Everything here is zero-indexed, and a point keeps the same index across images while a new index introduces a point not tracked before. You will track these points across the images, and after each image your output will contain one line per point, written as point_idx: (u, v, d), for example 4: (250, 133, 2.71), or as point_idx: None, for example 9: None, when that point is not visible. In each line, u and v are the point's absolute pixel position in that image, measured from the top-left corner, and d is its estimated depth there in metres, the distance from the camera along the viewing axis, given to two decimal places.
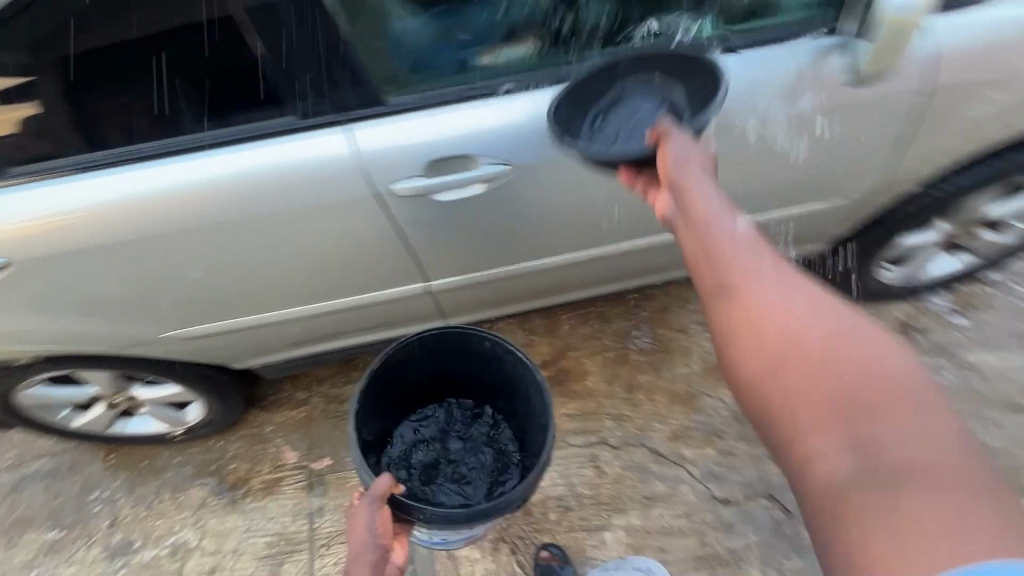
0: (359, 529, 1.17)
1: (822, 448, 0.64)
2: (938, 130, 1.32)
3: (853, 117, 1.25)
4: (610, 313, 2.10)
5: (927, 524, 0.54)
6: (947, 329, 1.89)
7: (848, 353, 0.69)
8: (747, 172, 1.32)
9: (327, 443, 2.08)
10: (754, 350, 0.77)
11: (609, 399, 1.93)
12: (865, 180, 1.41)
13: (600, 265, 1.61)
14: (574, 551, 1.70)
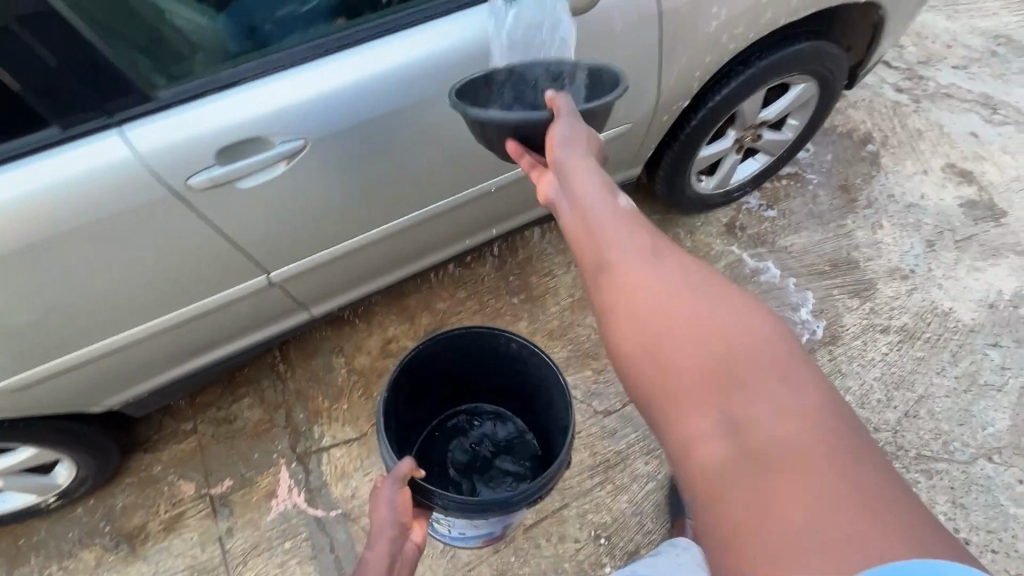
0: (378, 507, 1.22)
1: (689, 431, 0.61)
2: (710, 40, 1.44)
3: (619, 43, 1.33)
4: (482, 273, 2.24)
5: (787, 452, 0.53)
6: (758, 223, 2.23)
7: (730, 342, 0.65)
8: None
9: (224, 465, 2.00)
10: (650, 348, 0.69)
11: None
12: (653, 102, 1.53)
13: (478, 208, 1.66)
14: None
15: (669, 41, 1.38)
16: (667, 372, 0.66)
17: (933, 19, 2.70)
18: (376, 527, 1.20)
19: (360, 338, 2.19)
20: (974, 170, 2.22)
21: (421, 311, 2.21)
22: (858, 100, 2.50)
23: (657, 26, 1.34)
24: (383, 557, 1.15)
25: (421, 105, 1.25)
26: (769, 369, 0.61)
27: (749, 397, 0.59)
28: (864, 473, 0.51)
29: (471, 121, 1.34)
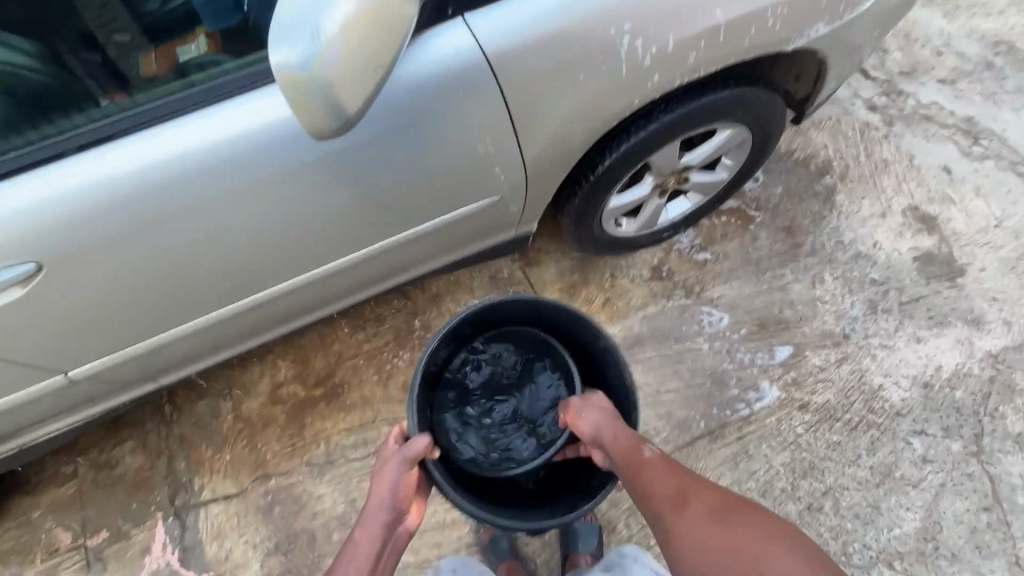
0: (381, 485, 1.14)
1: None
2: (593, 100, 1.17)
3: (451, 118, 1.09)
4: (383, 311, 2.07)
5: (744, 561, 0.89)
6: (687, 267, 1.99)
7: (726, 519, 0.96)
8: (390, 187, 1.19)
9: (103, 513, 1.92)
10: (683, 536, 0.97)
11: (383, 403, 1.95)
12: (524, 176, 1.31)
13: (370, 263, 1.43)
14: None
15: (520, 108, 1.13)
16: (699, 545, 0.94)
17: (926, 17, 2.31)
18: (373, 505, 1.14)
19: (250, 381, 2.04)
20: (938, 215, 1.95)
21: (316, 351, 2.06)
22: (823, 118, 2.17)
23: (496, 95, 1.09)
24: (373, 542, 1.11)
25: (214, 193, 1.09)
26: (746, 530, 0.94)
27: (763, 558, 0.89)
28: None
29: (283, 206, 1.16)
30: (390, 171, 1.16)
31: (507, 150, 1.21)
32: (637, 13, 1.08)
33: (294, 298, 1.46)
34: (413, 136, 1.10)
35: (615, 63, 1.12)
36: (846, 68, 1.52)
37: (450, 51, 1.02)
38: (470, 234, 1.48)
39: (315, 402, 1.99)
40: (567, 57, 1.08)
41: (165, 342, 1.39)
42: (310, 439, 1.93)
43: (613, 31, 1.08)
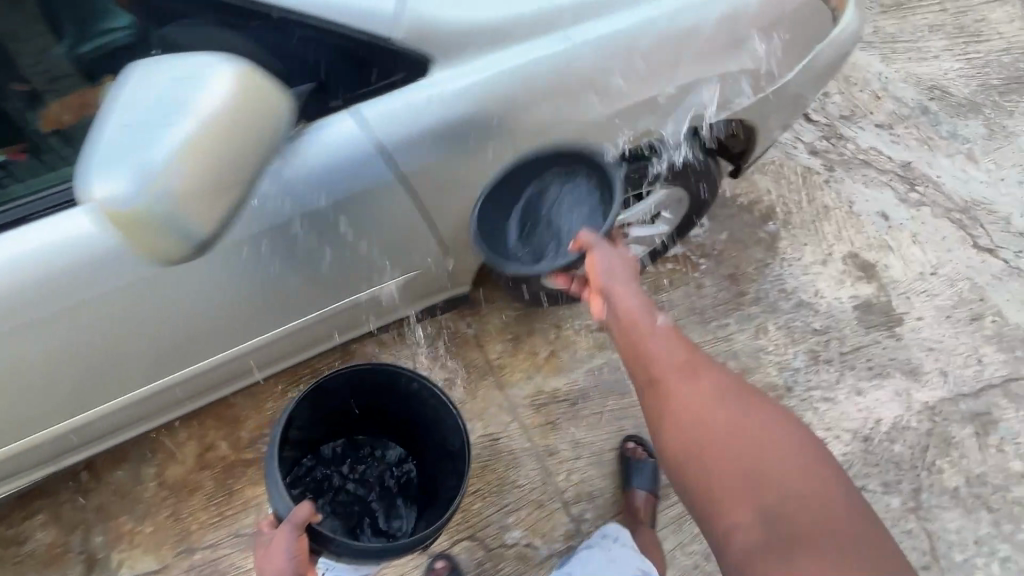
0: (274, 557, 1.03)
1: (729, 518, 0.79)
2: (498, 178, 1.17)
3: (352, 203, 1.08)
4: (321, 366, 1.98)
5: (781, 484, 0.79)
6: None
7: (737, 403, 0.90)
8: (300, 267, 1.16)
9: None
10: (674, 408, 0.92)
11: None
12: (441, 247, 1.29)
13: (298, 334, 1.37)
14: None
15: (426, 189, 1.13)
16: (688, 440, 0.89)
17: (865, 61, 2.35)
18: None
19: (177, 444, 1.92)
20: (876, 262, 1.96)
21: (250, 407, 1.95)
22: (767, 162, 2.18)
23: (397, 180, 1.09)
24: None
25: (101, 286, 1.03)
26: (760, 424, 0.86)
27: (762, 461, 0.81)
28: (877, 539, 0.72)
29: (182, 292, 1.10)
30: (298, 251, 1.12)
31: (419, 226, 1.20)
32: (535, 101, 1.10)
33: (210, 377, 1.38)
34: (316, 221, 1.07)
35: (516, 145, 1.15)
36: (777, 132, 1.50)
37: (346, 142, 1.02)
38: (395, 305, 1.45)
39: (246, 465, 1.88)
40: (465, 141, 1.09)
41: (73, 426, 1.31)
42: (239, 506, 1.82)
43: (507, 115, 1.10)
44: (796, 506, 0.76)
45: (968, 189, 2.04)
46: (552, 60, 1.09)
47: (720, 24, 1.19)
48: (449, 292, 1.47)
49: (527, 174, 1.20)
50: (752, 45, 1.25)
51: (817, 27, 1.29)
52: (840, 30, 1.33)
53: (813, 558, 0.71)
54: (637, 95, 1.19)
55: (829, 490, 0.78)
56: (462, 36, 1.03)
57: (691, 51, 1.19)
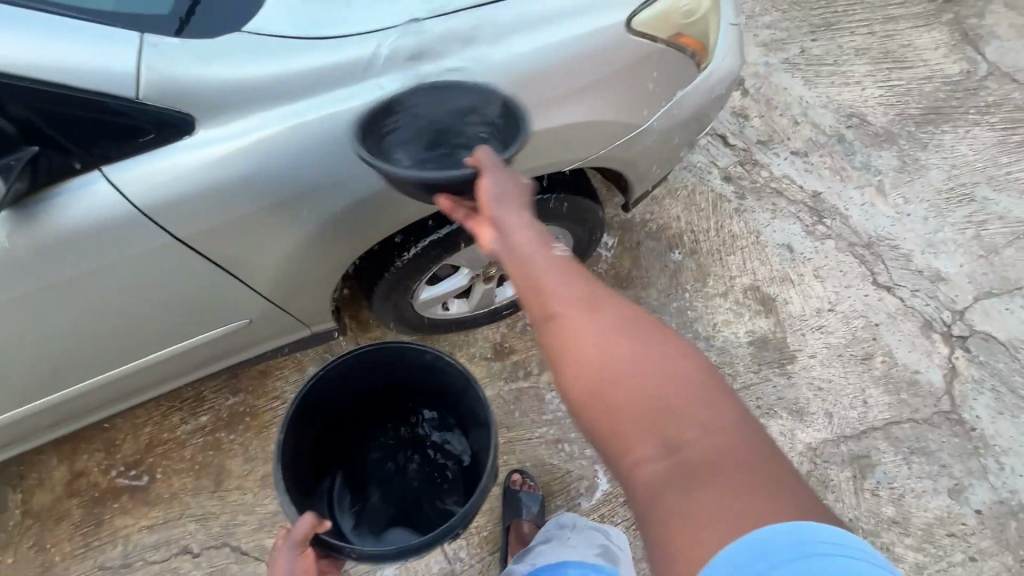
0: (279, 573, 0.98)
1: (630, 456, 0.64)
2: (312, 235, 1.06)
3: (125, 268, 0.96)
4: (204, 389, 1.90)
5: (687, 430, 0.62)
6: (529, 345, 1.90)
7: (647, 332, 0.70)
8: (88, 330, 1.04)
9: None
10: (570, 343, 0.71)
11: (193, 497, 1.77)
12: (269, 303, 1.16)
13: (121, 386, 1.25)
14: None
15: (220, 252, 1.00)
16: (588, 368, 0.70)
17: (787, 84, 2.30)
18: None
19: (44, 469, 1.82)
20: (776, 296, 1.93)
21: (126, 431, 1.86)
22: (680, 186, 2.11)
23: (177, 243, 0.96)
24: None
25: None
26: (652, 351, 0.68)
27: (672, 408, 0.64)
28: (776, 488, 0.58)
29: None
30: (78, 316, 1.01)
31: (229, 285, 1.07)
32: (329, 162, 0.98)
33: (34, 421, 1.28)
34: (86, 287, 0.96)
35: (328, 201, 1.02)
36: (655, 172, 1.41)
37: (102, 206, 0.89)
38: (237, 352, 1.31)
39: (117, 494, 1.79)
40: (256, 200, 0.97)
41: None
42: (106, 537, 1.74)
43: (305, 171, 0.97)
44: (708, 447, 0.61)
45: (873, 223, 2.02)
46: (347, 117, 0.96)
47: (558, 72, 1.05)
48: (300, 330, 1.32)
49: (348, 230, 1.08)
50: (602, 93, 1.11)
51: (683, 68, 1.18)
52: (707, 73, 1.24)
53: (709, 504, 0.58)
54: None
55: (738, 420, 0.63)
56: (230, 94, 0.91)
57: (526, 102, 1.05)
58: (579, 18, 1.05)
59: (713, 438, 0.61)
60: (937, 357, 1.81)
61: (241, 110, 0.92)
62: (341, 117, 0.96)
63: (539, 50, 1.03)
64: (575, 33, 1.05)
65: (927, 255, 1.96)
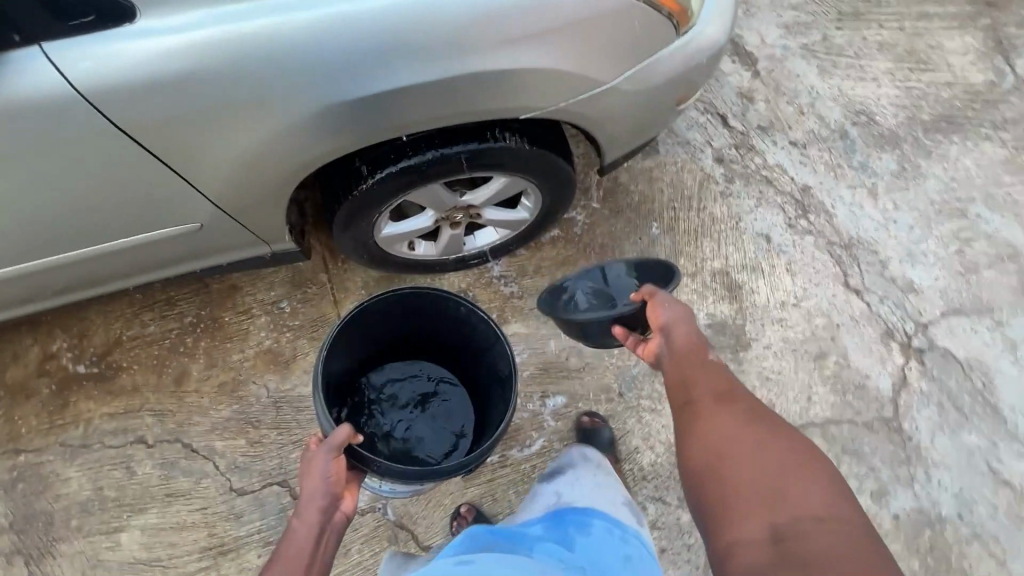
0: (315, 472, 1.06)
1: (739, 523, 0.88)
2: (257, 148, 1.07)
3: (68, 151, 0.98)
4: (175, 295, 1.96)
5: (787, 500, 0.87)
6: (491, 297, 1.92)
7: (762, 433, 0.98)
8: (33, 210, 1.08)
9: None
10: (706, 431, 1.01)
11: (153, 392, 1.86)
12: (216, 210, 1.19)
13: (75, 270, 1.30)
14: (88, 555, 1.70)
15: (159, 146, 1.02)
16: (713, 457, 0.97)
17: (800, 72, 2.22)
18: (307, 495, 1.04)
19: (19, 348, 1.91)
20: (744, 284, 1.93)
21: (97, 323, 1.94)
22: (670, 161, 2.08)
23: (116, 131, 0.98)
24: (313, 524, 1.01)
25: None
26: (778, 444, 0.96)
27: (773, 486, 0.89)
28: (863, 560, 0.78)
29: None
30: (23, 193, 1.04)
31: (173, 185, 1.10)
32: (269, 71, 0.99)
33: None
34: (28, 165, 0.99)
35: (273, 115, 1.04)
36: (625, 136, 1.40)
37: (40, 85, 0.91)
38: (191, 254, 1.36)
39: (83, 380, 1.89)
40: (200, 102, 0.98)
41: None
42: (69, 418, 1.85)
43: (251, 81, 0.99)
44: (805, 514, 0.85)
45: (857, 225, 1.99)
46: (297, 30, 0.98)
47: (512, 12, 1.05)
48: (262, 245, 1.41)
49: (294, 147, 1.10)
50: (560, 44, 1.11)
51: (654, 28, 1.15)
52: (684, 38, 1.21)
53: (805, 565, 0.78)
54: (411, 81, 1.06)
55: (832, 498, 0.88)
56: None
57: (474, 39, 1.05)
58: None
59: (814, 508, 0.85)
60: (891, 366, 1.81)
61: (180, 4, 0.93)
62: (283, 26, 0.97)
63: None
64: None
65: (904, 265, 1.94)
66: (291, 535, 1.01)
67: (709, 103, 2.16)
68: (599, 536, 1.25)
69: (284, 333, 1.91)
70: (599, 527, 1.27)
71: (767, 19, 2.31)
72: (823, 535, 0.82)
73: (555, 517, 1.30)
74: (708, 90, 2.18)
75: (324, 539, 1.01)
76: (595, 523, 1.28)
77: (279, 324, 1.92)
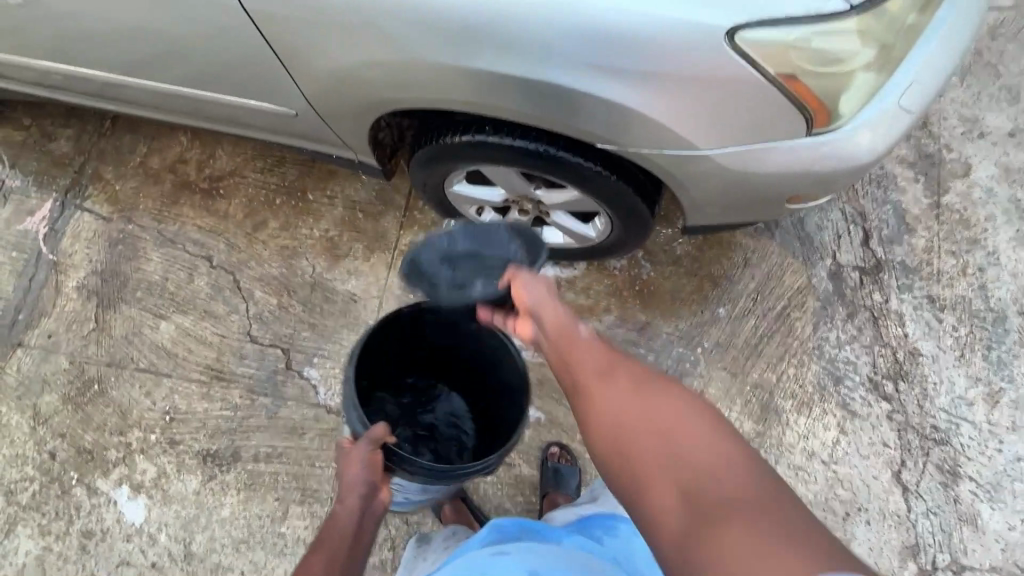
0: (356, 463, 1.13)
1: (653, 499, 0.77)
2: (348, 72, 1.18)
3: (215, 11, 1.18)
4: (287, 157, 2.20)
5: (699, 474, 0.75)
6: None
7: (654, 386, 0.88)
8: (187, 44, 1.32)
9: (27, 168, 2.34)
10: (603, 419, 0.88)
11: (233, 226, 2.15)
12: (312, 106, 1.35)
13: (211, 103, 1.56)
14: (135, 322, 2.07)
15: (271, 35, 1.18)
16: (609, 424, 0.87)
17: (989, 228, 1.84)
18: (348, 484, 1.12)
19: (167, 144, 2.30)
20: (782, 413, 1.73)
21: (225, 152, 2.25)
22: (779, 252, 1.87)
23: (250, 12, 1.15)
24: (353, 510, 1.09)
25: None
26: (674, 409, 0.84)
27: (683, 474, 0.76)
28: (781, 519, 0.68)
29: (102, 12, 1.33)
30: (182, 31, 1.27)
31: (284, 72, 1.27)
32: (366, 6, 1.05)
33: (144, 92, 1.66)
34: (187, 10, 1.20)
35: (363, 49, 1.12)
36: (716, 208, 1.28)
37: None
38: (293, 131, 1.55)
39: (195, 191, 2.22)
40: (311, 14, 1.10)
41: (49, 69, 1.70)
42: (173, 214, 2.20)
43: (352, 12, 1.07)
44: (709, 482, 0.74)
45: (950, 423, 1.67)
46: None
47: (610, 40, 0.96)
48: (347, 151, 1.56)
49: (377, 85, 1.19)
50: (651, 96, 1.01)
51: (789, 116, 1.00)
52: (821, 138, 1.05)
53: (731, 529, 0.68)
54: (486, 67, 1.05)
55: (734, 458, 0.76)
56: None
57: (561, 52, 0.99)
58: (672, 9, 0.93)
59: (708, 457, 0.77)
60: None
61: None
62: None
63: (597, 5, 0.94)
64: (653, 18, 0.93)
65: (978, 492, 1.62)
66: (333, 517, 1.10)
67: (857, 212, 1.89)
68: (625, 541, 1.22)
69: (348, 232, 2.08)
70: (626, 532, 1.24)
71: (986, 152, 1.92)
72: (739, 506, 0.70)
73: (580, 520, 1.30)
74: (865, 199, 1.90)
75: (362, 525, 1.09)
76: (621, 526, 1.25)
77: (347, 222, 2.09)
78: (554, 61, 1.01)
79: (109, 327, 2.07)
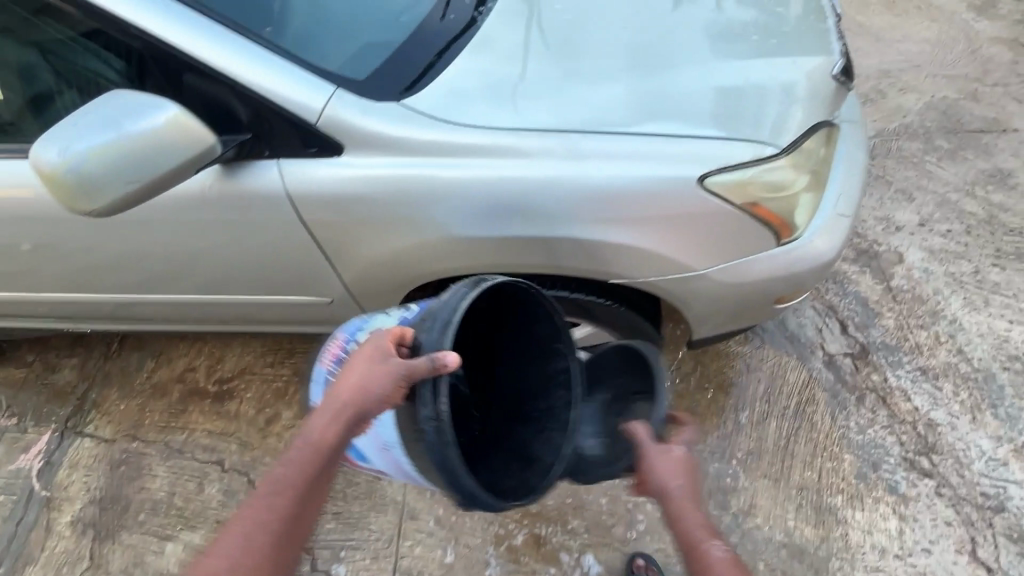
0: (372, 380, 0.90)
1: None
2: (393, 261, 1.28)
3: (263, 227, 1.27)
4: (297, 347, 2.29)
5: None
6: None
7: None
8: (222, 259, 1.40)
9: (25, 403, 2.31)
10: None
11: (245, 424, 2.13)
12: (347, 292, 1.46)
13: (233, 306, 1.62)
14: (137, 552, 1.89)
15: (322, 240, 1.27)
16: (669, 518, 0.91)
17: (941, 299, 2.09)
18: (350, 388, 0.91)
19: (175, 354, 2.36)
20: (838, 512, 1.70)
21: (234, 352, 2.32)
22: (774, 353, 2.02)
23: (298, 224, 1.25)
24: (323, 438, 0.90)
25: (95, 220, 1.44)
26: None
27: None
28: None
29: (138, 241, 1.43)
30: (220, 249, 1.37)
31: (322, 270, 1.38)
32: (420, 202, 1.18)
33: (154, 309, 1.73)
34: (232, 229, 1.30)
35: (411, 238, 1.23)
36: (719, 318, 1.43)
37: (258, 179, 1.19)
38: (317, 320, 1.63)
39: (204, 397, 2.23)
40: (361, 216, 1.21)
41: (69, 302, 1.77)
42: (180, 424, 2.17)
43: (403, 210, 1.19)
44: None
45: (996, 487, 1.70)
46: (450, 179, 1.16)
47: (625, 201, 1.17)
48: None
49: (420, 267, 1.28)
50: (665, 235, 1.20)
51: (763, 234, 1.23)
52: (791, 246, 1.28)
53: None
54: (528, 235, 1.19)
55: None
56: (358, 124, 1.12)
57: (587, 214, 1.17)
58: (667, 167, 1.15)
59: None
60: None
61: (361, 142, 1.14)
62: (435, 173, 1.16)
63: (622, 175, 1.15)
64: (656, 176, 1.15)
65: None
66: (315, 416, 0.94)
67: (827, 306, 2.12)
68: None
69: None
70: None
71: (910, 241, 2.26)
72: None
73: None
74: (829, 294, 2.15)
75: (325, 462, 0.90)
76: None
77: None
78: (584, 220, 1.18)
79: (107, 562, 1.88)
